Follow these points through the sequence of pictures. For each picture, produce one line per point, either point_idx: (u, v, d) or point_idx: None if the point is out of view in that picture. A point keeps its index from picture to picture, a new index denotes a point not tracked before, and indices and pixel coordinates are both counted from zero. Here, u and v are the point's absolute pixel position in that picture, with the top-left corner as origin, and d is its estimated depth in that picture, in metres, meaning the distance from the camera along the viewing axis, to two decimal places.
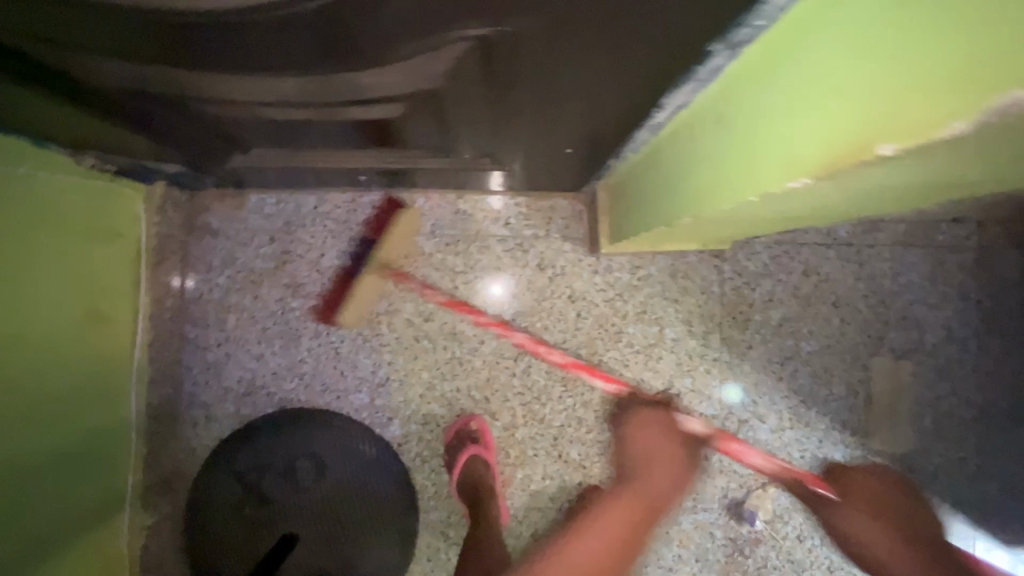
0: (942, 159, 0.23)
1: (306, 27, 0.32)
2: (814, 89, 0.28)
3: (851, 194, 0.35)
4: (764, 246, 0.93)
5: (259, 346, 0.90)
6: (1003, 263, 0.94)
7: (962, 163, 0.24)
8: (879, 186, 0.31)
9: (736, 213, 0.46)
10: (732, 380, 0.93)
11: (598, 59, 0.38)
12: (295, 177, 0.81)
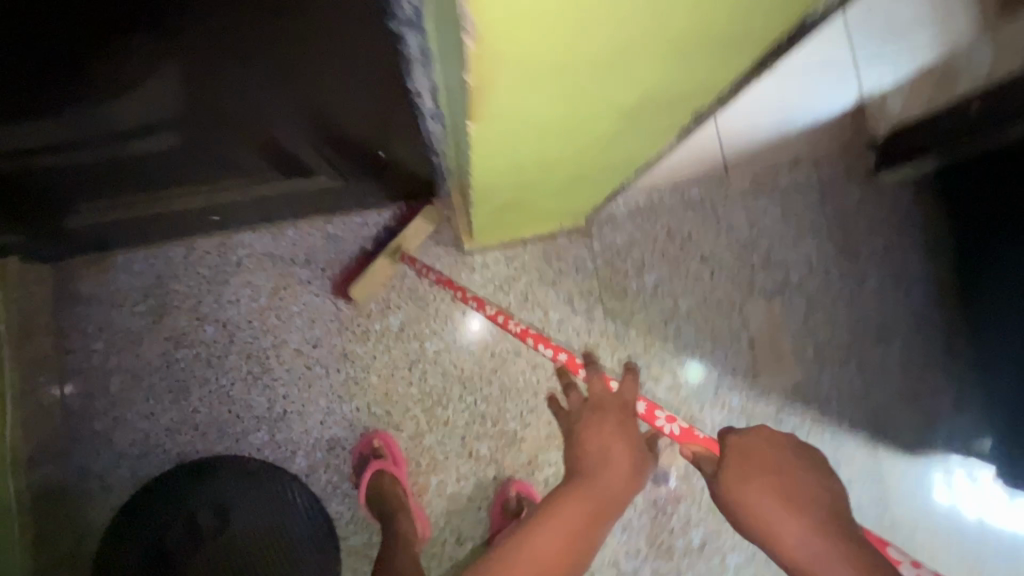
0: (515, 50, 0.27)
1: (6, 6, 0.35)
2: (444, 35, 0.33)
3: (554, 120, 0.39)
4: (627, 217, 0.98)
5: (148, 404, 0.89)
6: (841, 196, 1.03)
7: (549, 56, 0.29)
8: (551, 107, 0.36)
9: (504, 173, 0.50)
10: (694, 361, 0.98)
11: (315, 48, 0.44)
12: (152, 229, 0.82)
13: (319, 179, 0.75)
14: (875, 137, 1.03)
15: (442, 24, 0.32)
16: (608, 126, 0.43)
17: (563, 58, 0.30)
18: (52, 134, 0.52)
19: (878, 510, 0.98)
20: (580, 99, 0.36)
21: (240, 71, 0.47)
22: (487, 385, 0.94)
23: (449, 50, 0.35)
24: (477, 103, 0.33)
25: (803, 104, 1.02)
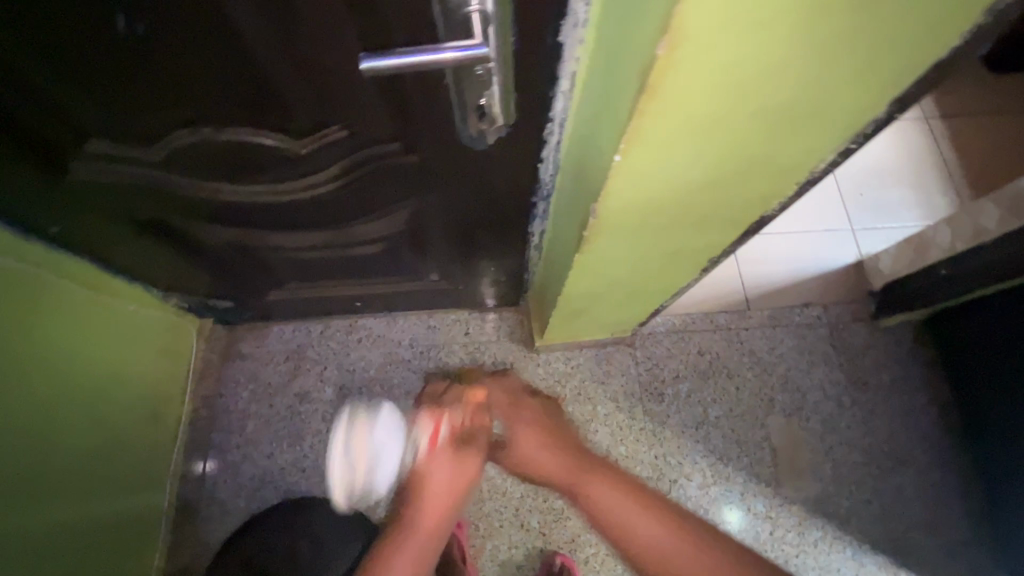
0: (618, 212, 0.51)
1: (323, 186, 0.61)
2: (575, 200, 0.57)
3: (620, 258, 0.65)
4: (664, 334, 1.21)
5: (271, 446, 1.11)
6: (849, 334, 1.23)
7: (636, 215, 0.52)
8: (630, 240, 0.59)
9: (585, 284, 0.74)
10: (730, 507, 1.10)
11: (482, 212, 0.72)
12: (309, 307, 1.12)
13: (438, 282, 1.03)
14: (873, 288, 1.25)
15: (575, 195, 0.56)
16: (662, 257, 0.66)
17: (631, 231, 0.56)
18: (297, 240, 0.78)
19: None
20: (637, 249, 0.62)
21: (429, 216, 0.73)
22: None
23: (568, 218, 0.62)
24: (580, 248, 0.60)
25: (809, 260, 1.29)
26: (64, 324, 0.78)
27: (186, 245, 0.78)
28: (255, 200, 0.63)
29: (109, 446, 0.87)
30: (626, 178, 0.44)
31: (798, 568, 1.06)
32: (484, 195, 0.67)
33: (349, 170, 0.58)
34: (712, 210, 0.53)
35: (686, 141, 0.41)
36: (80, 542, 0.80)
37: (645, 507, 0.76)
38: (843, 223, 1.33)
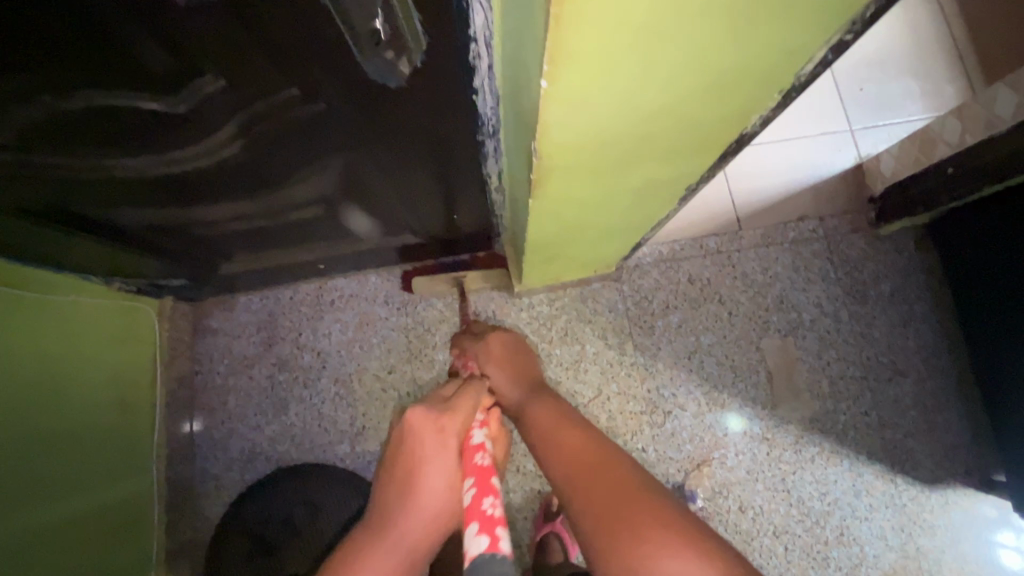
0: (566, 146, 0.42)
1: (228, 146, 0.52)
2: (520, 135, 0.48)
3: (584, 197, 0.57)
4: (652, 265, 1.15)
5: (256, 418, 1.09)
6: (848, 245, 1.16)
7: (590, 148, 0.44)
8: (590, 176, 0.50)
9: (553, 228, 0.66)
10: (734, 411, 1.09)
11: (426, 157, 0.63)
12: (272, 275, 1.05)
13: (400, 235, 0.94)
14: (873, 195, 1.17)
15: (519, 129, 0.47)
16: (634, 190, 0.57)
17: (589, 167, 0.48)
18: (226, 211, 0.69)
19: (901, 539, 1.05)
20: (602, 185, 0.54)
21: (368, 169, 0.64)
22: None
23: (518, 155, 0.54)
24: (533, 191, 0.52)
25: (802, 168, 1.19)
26: (14, 329, 0.75)
27: (106, 229, 0.70)
28: (155, 173, 0.55)
29: (78, 443, 0.84)
30: (566, 102, 0.35)
31: (795, 484, 1.06)
32: (421, 139, 0.58)
33: (250, 126, 0.49)
34: (683, 130, 0.44)
35: (635, 49, 0.31)
36: (64, 540, 0.79)
37: (574, 424, 0.64)
38: (842, 123, 1.22)
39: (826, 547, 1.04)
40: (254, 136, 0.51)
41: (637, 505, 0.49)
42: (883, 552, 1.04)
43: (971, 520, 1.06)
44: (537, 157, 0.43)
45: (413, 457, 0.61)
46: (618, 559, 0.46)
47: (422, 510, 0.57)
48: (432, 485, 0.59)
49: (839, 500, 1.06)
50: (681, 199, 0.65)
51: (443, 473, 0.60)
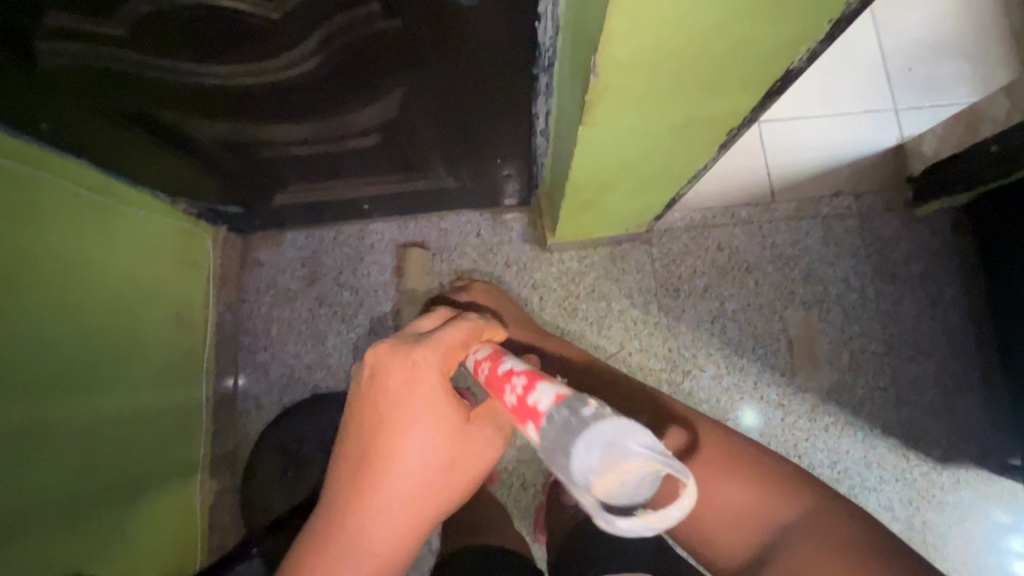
0: (623, 65, 0.46)
1: (310, 65, 0.58)
2: (577, 61, 0.51)
3: (631, 131, 0.60)
4: (682, 230, 1.17)
5: (296, 346, 1.16)
6: (882, 223, 1.16)
7: (644, 69, 0.47)
8: (638, 107, 0.54)
9: (595, 165, 0.70)
10: (747, 407, 1.11)
11: (480, 92, 0.67)
12: (319, 213, 1.11)
13: (444, 180, 0.99)
14: (912, 174, 1.16)
15: (577, 54, 0.51)
16: (675, 130, 0.61)
17: (642, 93, 0.51)
18: (292, 132, 0.75)
19: (908, 512, 1.07)
20: (650, 119, 0.57)
21: (426, 102, 0.69)
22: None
23: (571, 84, 0.57)
24: (584, 117, 0.55)
25: (841, 145, 1.19)
26: (92, 235, 0.82)
27: (183, 139, 0.76)
28: (239, 85, 0.60)
29: (140, 345, 0.92)
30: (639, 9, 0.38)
31: (807, 451, 1.09)
32: (481, 68, 0.61)
33: (332, 40, 0.54)
34: (740, 58, 0.47)
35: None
36: (124, 428, 0.88)
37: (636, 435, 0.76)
38: (887, 102, 1.21)
39: None
40: (337, 57, 0.57)
41: (694, 467, 0.69)
42: (888, 522, 1.07)
43: (982, 502, 1.07)
44: (599, 74, 0.47)
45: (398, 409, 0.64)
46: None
47: (406, 471, 0.64)
48: (409, 450, 0.64)
49: (849, 470, 1.08)
50: (721, 143, 0.67)
51: (420, 435, 0.64)
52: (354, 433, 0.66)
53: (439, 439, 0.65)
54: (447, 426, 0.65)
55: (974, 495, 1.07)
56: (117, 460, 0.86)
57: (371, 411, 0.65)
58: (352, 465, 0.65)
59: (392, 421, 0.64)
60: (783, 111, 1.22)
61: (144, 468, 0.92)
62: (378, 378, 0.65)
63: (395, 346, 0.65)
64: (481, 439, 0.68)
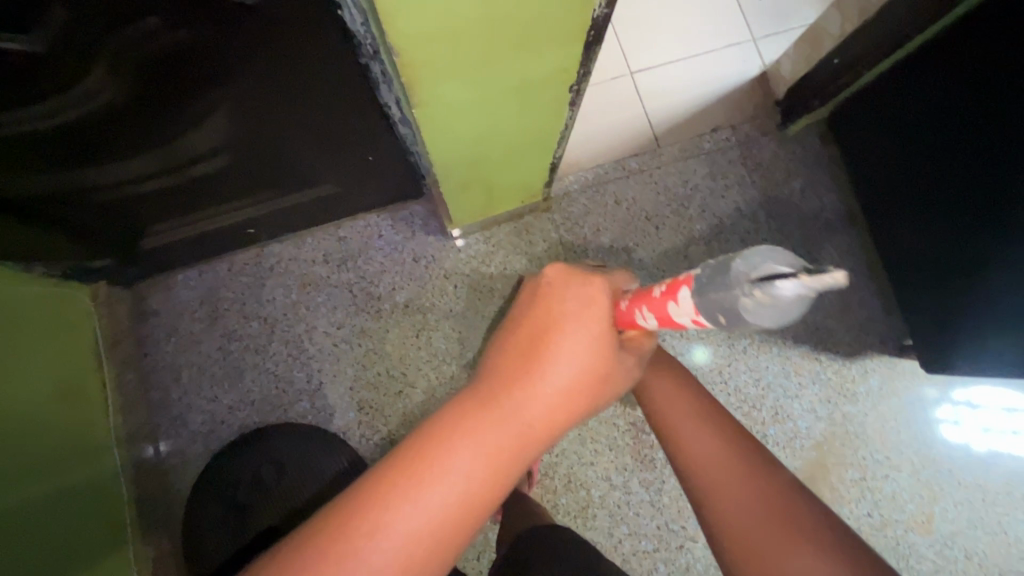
0: (414, 21, 0.44)
1: (118, 90, 0.57)
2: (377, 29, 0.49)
3: (466, 102, 0.60)
4: (579, 192, 1.19)
5: (212, 389, 1.10)
6: (759, 149, 1.22)
7: (442, 25, 0.45)
8: (459, 67, 0.52)
9: (449, 136, 0.68)
10: (698, 348, 1.16)
11: (312, 90, 0.65)
12: (204, 246, 1.05)
13: (322, 188, 0.96)
14: (777, 98, 1.23)
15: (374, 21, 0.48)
16: (513, 88, 0.60)
17: (454, 64, 0.51)
18: (129, 169, 0.72)
19: (829, 409, 1.15)
20: (479, 87, 0.57)
21: (263, 114, 0.68)
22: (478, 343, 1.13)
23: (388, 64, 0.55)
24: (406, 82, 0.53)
25: (710, 82, 1.24)
26: None
27: (26, 204, 0.73)
28: (56, 124, 0.59)
29: (30, 424, 0.85)
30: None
31: (731, 375, 1.15)
32: (294, 69, 0.60)
33: (124, 57, 0.53)
34: (541, 15, 0.47)
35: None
36: (36, 515, 0.81)
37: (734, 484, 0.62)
38: (744, 33, 1.26)
39: (763, 426, 1.14)
40: (144, 78, 0.56)
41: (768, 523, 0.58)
42: (813, 423, 1.15)
43: (888, 385, 1.16)
44: (397, 46, 0.47)
45: (558, 323, 0.63)
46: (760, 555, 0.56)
47: (551, 385, 0.60)
48: (564, 363, 0.61)
49: (771, 384, 1.15)
50: (571, 101, 0.67)
51: (586, 349, 0.61)
52: (512, 332, 0.64)
53: (596, 360, 0.62)
54: (611, 353, 0.63)
55: (880, 382, 1.17)
56: (37, 550, 0.79)
57: (531, 322, 0.64)
58: (503, 356, 0.62)
59: (558, 327, 0.62)
60: (652, 58, 1.25)
61: (71, 551, 0.85)
62: (553, 291, 0.65)
63: (569, 270, 0.67)
64: (624, 377, 0.66)
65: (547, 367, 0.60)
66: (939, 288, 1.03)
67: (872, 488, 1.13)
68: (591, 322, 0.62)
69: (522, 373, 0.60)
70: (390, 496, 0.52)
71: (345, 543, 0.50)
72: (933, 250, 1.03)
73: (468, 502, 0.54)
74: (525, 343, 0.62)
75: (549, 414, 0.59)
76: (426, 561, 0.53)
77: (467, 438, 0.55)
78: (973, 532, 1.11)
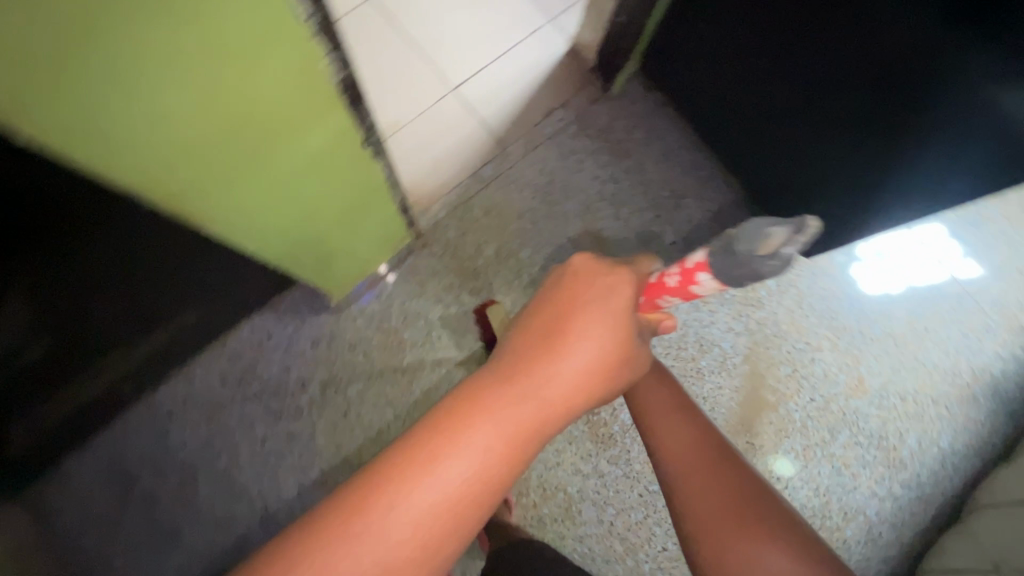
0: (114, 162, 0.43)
1: None
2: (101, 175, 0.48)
3: (247, 196, 0.60)
4: (448, 217, 1.20)
5: (153, 560, 1.02)
6: (594, 116, 1.28)
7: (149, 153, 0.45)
8: (207, 176, 0.52)
9: (258, 227, 0.67)
10: None
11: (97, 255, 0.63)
12: (85, 421, 0.98)
13: (184, 317, 0.91)
14: (591, 65, 1.29)
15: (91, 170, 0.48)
16: (288, 168, 0.59)
17: (210, 173, 0.52)
18: None
19: (743, 322, 1.22)
20: (260, 179, 0.58)
21: (58, 296, 0.65)
22: (448, 369, 1.13)
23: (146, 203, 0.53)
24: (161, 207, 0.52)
25: (527, 72, 1.29)
26: None
27: None
28: None
29: None
30: (83, 137, 0.40)
31: None
32: (56, 245, 0.57)
33: None
34: (271, 106, 0.49)
35: (77, 53, 0.34)
36: None
37: (711, 478, 0.66)
38: (540, 17, 1.32)
39: (695, 361, 1.20)
40: None
41: (748, 519, 0.61)
42: (735, 339, 1.21)
43: (784, 281, 1.25)
44: (136, 188, 0.48)
45: (579, 306, 0.56)
46: (727, 550, 0.59)
47: (573, 367, 0.52)
48: (585, 342, 0.54)
49: (687, 321, 1.21)
50: (370, 149, 0.69)
51: (605, 327, 0.55)
52: (528, 314, 0.58)
53: (618, 348, 0.55)
54: (629, 336, 0.57)
55: (776, 281, 1.25)
56: None
57: (552, 302, 0.57)
58: (517, 340, 0.54)
59: (577, 307, 0.56)
60: (466, 68, 1.28)
61: None
62: (576, 277, 0.60)
63: (595, 261, 0.62)
64: (641, 358, 0.60)
65: (568, 349, 0.53)
66: (785, 185, 1.10)
67: (804, 375, 1.21)
68: (614, 302, 0.57)
69: (542, 354, 0.53)
70: (395, 475, 0.44)
71: (339, 530, 0.42)
72: (767, 155, 1.09)
73: (478, 496, 0.45)
74: (544, 323, 0.55)
75: (572, 397, 0.52)
76: (422, 566, 0.43)
77: (485, 418, 0.47)
78: (898, 376, 1.22)
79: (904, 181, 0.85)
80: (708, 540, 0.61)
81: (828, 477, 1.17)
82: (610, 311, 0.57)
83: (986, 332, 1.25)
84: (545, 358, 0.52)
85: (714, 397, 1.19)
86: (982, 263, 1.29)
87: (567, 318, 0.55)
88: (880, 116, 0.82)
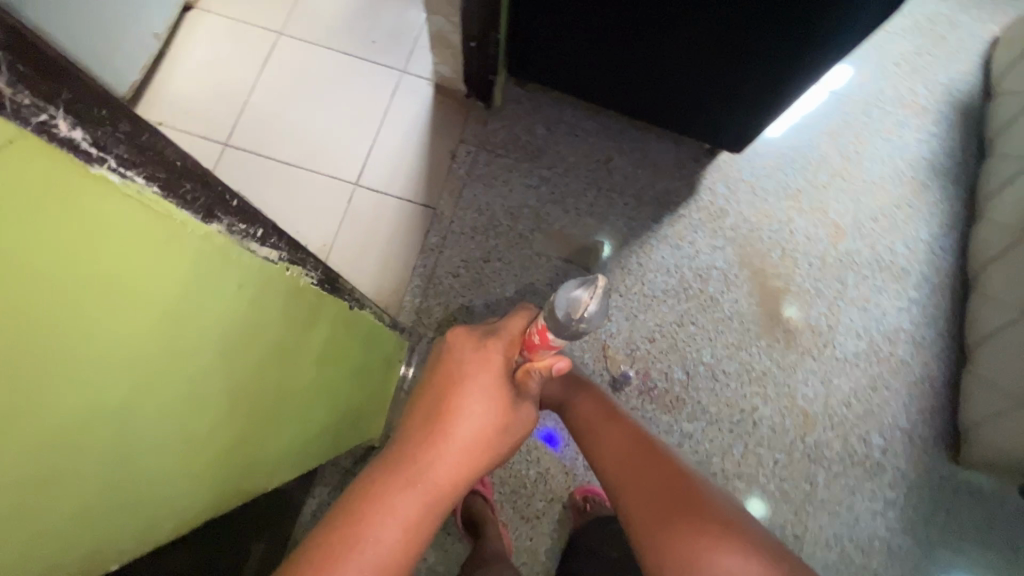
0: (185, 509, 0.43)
1: None
2: None
3: (292, 433, 0.59)
4: (425, 301, 1.18)
5: None
6: (493, 135, 1.28)
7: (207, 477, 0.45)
8: (256, 450, 0.52)
9: (306, 445, 0.66)
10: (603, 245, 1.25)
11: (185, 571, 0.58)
12: None
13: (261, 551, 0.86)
14: (463, 92, 1.28)
15: None
16: (308, 384, 0.59)
17: (257, 445, 0.52)
18: None
19: (720, 235, 1.28)
20: (294, 409, 0.58)
21: None
22: None
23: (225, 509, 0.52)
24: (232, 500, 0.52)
25: (411, 132, 1.26)
26: None
27: None
28: None
29: None
30: (156, 501, 0.39)
31: (651, 287, 1.24)
32: None
33: None
34: (275, 351, 0.49)
35: (131, 451, 0.34)
36: None
37: (644, 481, 0.66)
38: (390, 78, 1.30)
39: (704, 291, 1.25)
40: None
41: (693, 516, 0.60)
42: (723, 253, 1.27)
43: (731, 182, 1.31)
44: (217, 500, 0.48)
45: (458, 384, 0.63)
46: (671, 550, 0.58)
47: (455, 445, 0.60)
48: (464, 417, 0.61)
49: (677, 262, 1.26)
50: (354, 305, 0.69)
51: (484, 399, 0.62)
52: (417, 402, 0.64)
53: (499, 413, 0.62)
54: (507, 398, 0.63)
55: (725, 184, 1.31)
56: None
57: (435, 385, 0.64)
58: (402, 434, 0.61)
59: (455, 385, 0.63)
60: (354, 159, 1.25)
61: None
62: (450, 356, 0.65)
63: (468, 332, 0.67)
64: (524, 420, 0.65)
65: (449, 430, 0.60)
66: (692, 110, 1.16)
67: (793, 249, 1.28)
68: (487, 372, 0.63)
69: (426, 440, 0.59)
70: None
71: None
72: (662, 92, 1.14)
73: None
74: (427, 412, 0.62)
75: (454, 477, 0.58)
76: None
77: (373, 516, 0.53)
78: (861, 204, 1.32)
79: (797, 70, 0.92)
80: (649, 543, 0.60)
81: (860, 318, 1.25)
82: (483, 376, 0.63)
83: (901, 127, 1.37)
84: (424, 447, 0.59)
85: (736, 310, 1.24)
86: (866, 75, 1.40)
87: (445, 400, 0.61)
88: (737, 24, 0.89)
